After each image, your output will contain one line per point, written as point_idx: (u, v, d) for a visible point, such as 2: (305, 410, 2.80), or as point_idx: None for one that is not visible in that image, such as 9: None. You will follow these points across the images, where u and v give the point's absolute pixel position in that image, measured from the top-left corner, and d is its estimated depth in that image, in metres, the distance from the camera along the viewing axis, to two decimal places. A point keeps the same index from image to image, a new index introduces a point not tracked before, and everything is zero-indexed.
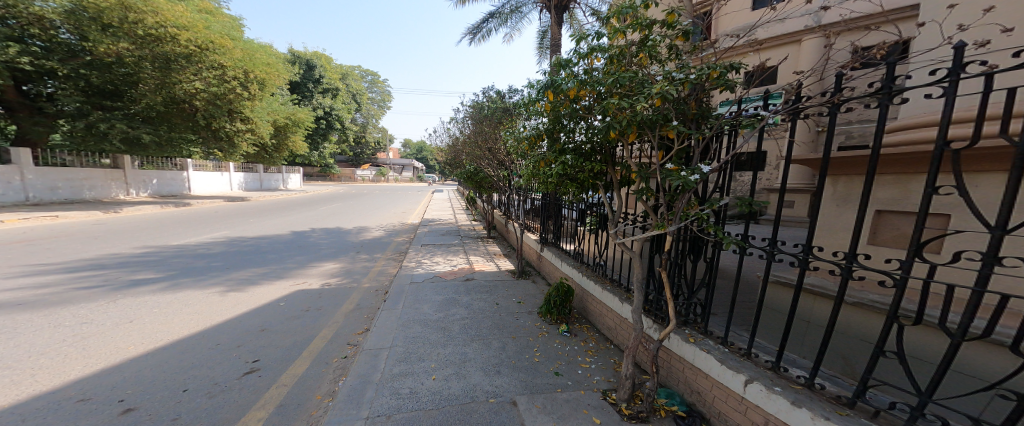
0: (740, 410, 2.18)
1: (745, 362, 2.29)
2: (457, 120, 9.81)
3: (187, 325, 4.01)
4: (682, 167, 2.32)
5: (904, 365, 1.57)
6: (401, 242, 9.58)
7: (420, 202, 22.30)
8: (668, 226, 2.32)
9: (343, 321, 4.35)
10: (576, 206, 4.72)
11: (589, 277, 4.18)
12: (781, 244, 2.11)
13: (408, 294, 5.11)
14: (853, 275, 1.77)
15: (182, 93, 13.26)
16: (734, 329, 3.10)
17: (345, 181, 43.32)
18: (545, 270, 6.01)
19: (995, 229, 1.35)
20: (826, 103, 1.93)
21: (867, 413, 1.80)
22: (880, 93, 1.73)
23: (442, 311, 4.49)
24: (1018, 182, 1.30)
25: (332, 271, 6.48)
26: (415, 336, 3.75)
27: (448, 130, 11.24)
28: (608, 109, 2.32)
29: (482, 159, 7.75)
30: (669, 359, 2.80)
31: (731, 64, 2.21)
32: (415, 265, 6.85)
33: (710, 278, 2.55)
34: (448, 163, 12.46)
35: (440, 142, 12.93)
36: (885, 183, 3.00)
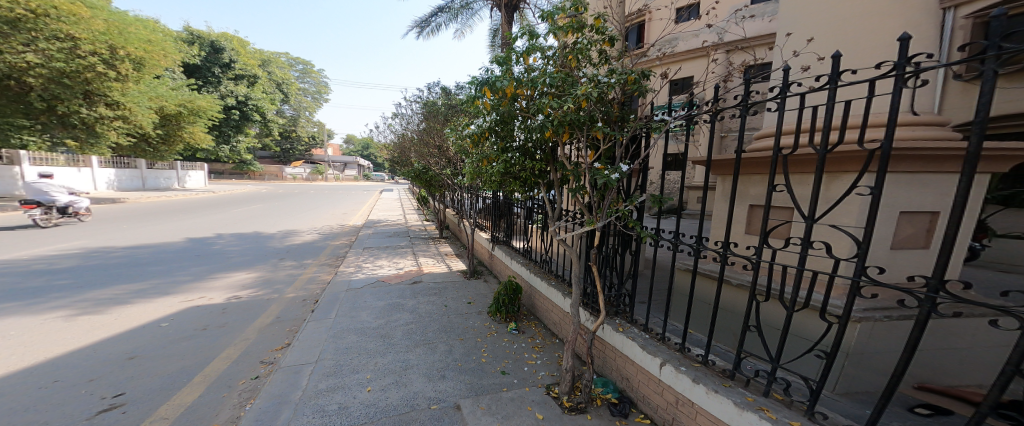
0: (659, 392, 2.37)
1: (661, 346, 2.48)
2: (400, 116, 9.37)
3: (8, 362, 3.29)
4: (608, 166, 2.45)
5: (763, 337, 1.87)
6: (339, 246, 8.95)
7: (365, 203, 21.06)
8: (598, 222, 2.48)
9: (256, 338, 3.95)
10: (522, 204, 4.78)
11: (537, 274, 4.27)
12: (684, 236, 2.36)
13: (344, 302, 4.78)
14: (728, 262, 2.12)
15: (6, 66, 11.42)
16: (656, 314, 3.36)
17: (267, 180, 39.25)
18: (496, 269, 6.02)
19: (806, 219, 1.76)
20: (709, 112, 2.22)
21: (743, 383, 2.08)
22: (740, 106, 2.11)
23: (383, 317, 4.27)
24: (819, 182, 1.69)
25: (244, 282, 5.82)
26: (349, 346, 3.53)
27: (391, 126, 10.70)
28: (543, 108, 2.37)
29: (429, 157, 7.50)
30: (604, 350, 2.96)
31: (643, 71, 2.41)
32: (354, 270, 6.44)
33: (636, 269, 2.71)
34: (395, 161, 11.91)
35: (383, 139, 12.29)
36: (753, 181, 3.16)
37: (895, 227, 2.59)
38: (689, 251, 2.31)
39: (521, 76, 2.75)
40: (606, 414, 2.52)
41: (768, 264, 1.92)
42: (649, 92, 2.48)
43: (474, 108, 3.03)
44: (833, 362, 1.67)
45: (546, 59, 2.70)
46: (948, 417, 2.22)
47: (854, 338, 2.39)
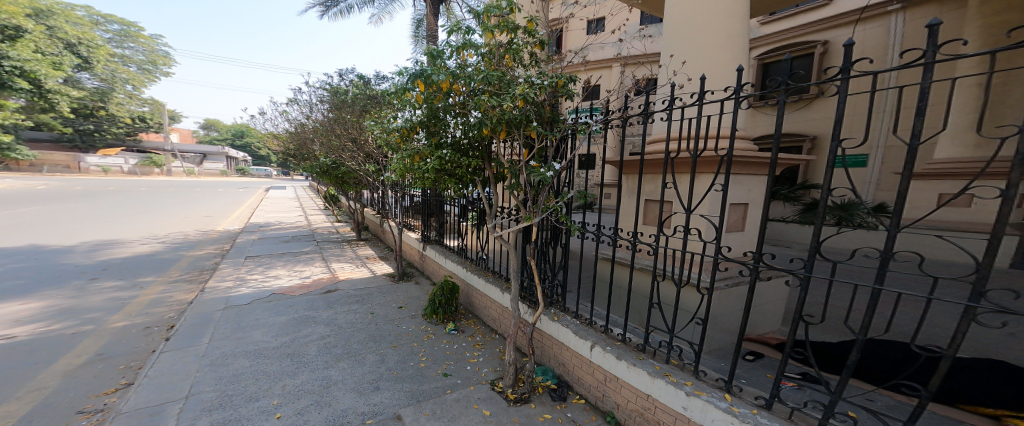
0: (589, 372, 2.58)
1: (589, 330, 2.71)
2: (300, 104, 8.23)
3: None
4: (542, 164, 2.63)
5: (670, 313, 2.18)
6: (204, 257, 7.44)
7: (250, 203, 17.92)
8: (535, 217, 2.59)
9: (65, 384, 3.05)
10: (455, 201, 4.68)
11: (473, 272, 4.25)
12: (605, 229, 2.60)
13: (228, 322, 4.04)
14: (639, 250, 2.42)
15: None
16: (584, 302, 3.64)
17: (66, 174, 29.62)
18: (429, 270, 5.80)
19: (688, 212, 2.19)
20: (621, 118, 2.49)
21: (655, 354, 2.39)
22: (642, 115, 2.43)
23: (286, 334, 3.74)
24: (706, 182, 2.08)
25: (21, 316, 4.36)
26: (238, 373, 3.01)
27: (286, 115, 9.32)
28: (481, 106, 2.39)
29: (342, 151, 6.77)
30: (542, 340, 3.09)
31: (571, 76, 2.60)
32: (233, 284, 5.45)
33: (566, 260, 2.89)
34: (290, 154, 10.42)
35: (276, 127, 10.62)
36: (650, 179, 3.47)
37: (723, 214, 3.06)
38: (609, 242, 2.57)
39: (455, 70, 2.72)
40: (548, 400, 2.66)
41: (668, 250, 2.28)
42: (574, 96, 2.68)
43: (404, 102, 2.90)
44: (713, 327, 2.05)
45: (480, 57, 2.71)
46: (763, 359, 2.87)
47: (726, 307, 2.94)
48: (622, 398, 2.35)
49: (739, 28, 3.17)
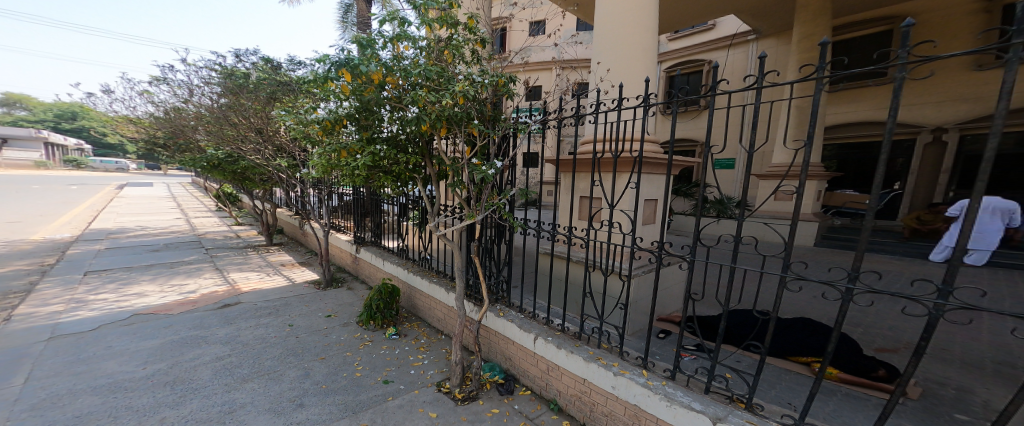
0: (533, 364, 2.67)
1: (532, 322, 2.80)
2: (169, 84, 6.83)
3: None
4: (484, 162, 2.68)
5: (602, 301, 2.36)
6: (23, 275, 5.76)
7: (116, 205, 14.63)
8: (477, 215, 2.62)
9: None
10: (394, 199, 4.39)
11: (416, 273, 4.10)
12: (546, 226, 2.71)
13: (72, 354, 3.25)
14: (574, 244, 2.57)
15: None
16: (530, 296, 3.75)
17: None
18: (363, 274, 5.42)
19: (612, 208, 2.40)
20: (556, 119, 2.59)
21: (590, 340, 2.54)
22: (574, 117, 2.56)
23: (162, 360, 3.16)
24: (634, 184, 2.32)
25: None
26: (87, 413, 2.46)
27: (149, 95, 7.52)
28: (420, 100, 2.33)
29: (240, 143, 5.92)
30: (488, 336, 3.11)
31: (512, 77, 2.64)
32: (68, 309, 4.33)
33: (510, 257, 2.95)
34: (167, 146, 8.68)
35: (131, 112, 8.28)
36: (583, 176, 3.61)
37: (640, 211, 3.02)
38: (549, 237, 2.70)
39: (389, 63, 2.60)
40: (496, 395, 2.68)
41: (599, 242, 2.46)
42: (515, 96, 2.76)
43: (323, 91, 2.67)
44: (635, 312, 2.25)
45: (417, 50, 2.63)
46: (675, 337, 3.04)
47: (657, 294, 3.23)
48: (562, 385, 2.47)
49: (652, 38, 3.35)
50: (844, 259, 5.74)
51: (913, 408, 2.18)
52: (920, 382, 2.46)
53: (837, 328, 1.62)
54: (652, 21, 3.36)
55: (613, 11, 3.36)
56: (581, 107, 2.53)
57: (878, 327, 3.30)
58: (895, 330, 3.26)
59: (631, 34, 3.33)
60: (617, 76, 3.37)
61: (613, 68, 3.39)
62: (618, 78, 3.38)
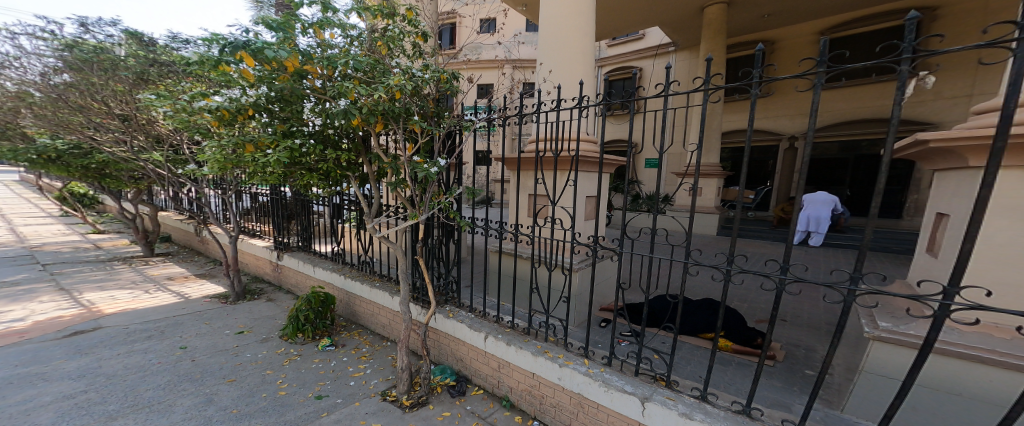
0: (485, 362, 2.65)
1: (483, 321, 2.78)
2: None
3: None
4: (427, 160, 2.57)
5: (549, 297, 2.42)
6: None
7: None
8: (421, 214, 2.53)
9: None
10: (324, 199, 3.99)
11: (355, 278, 3.80)
12: (493, 224, 2.72)
13: None
14: (520, 241, 2.62)
15: None
16: (480, 294, 3.73)
17: None
18: (288, 284, 4.83)
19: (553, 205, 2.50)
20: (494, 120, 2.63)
21: (539, 334, 2.59)
22: (515, 116, 2.61)
23: None
24: (575, 184, 2.46)
25: None
26: None
27: None
28: (347, 89, 2.16)
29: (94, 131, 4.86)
30: (437, 339, 3.01)
31: (454, 74, 2.64)
32: None
33: (460, 256, 2.91)
34: None
35: None
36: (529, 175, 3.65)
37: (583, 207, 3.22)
38: (496, 234, 2.71)
39: (311, 49, 2.42)
40: (447, 398, 2.61)
41: (541, 237, 2.52)
42: (458, 92, 2.76)
43: (221, 76, 2.33)
44: (575, 304, 2.36)
45: (345, 39, 2.52)
46: (617, 324, 3.22)
47: (602, 286, 3.41)
48: (513, 380, 2.49)
49: (590, 44, 3.51)
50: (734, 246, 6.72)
51: (779, 369, 2.64)
52: (784, 347, 2.96)
53: (723, 305, 1.92)
54: (590, 25, 3.50)
55: (556, 14, 3.45)
56: (523, 106, 2.58)
57: (760, 302, 3.94)
58: (769, 304, 3.92)
59: (571, 37, 3.45)
60: (563, 77, 3.47)
61: (556, 70, 3.48)
62: (561, 79, 3.48)
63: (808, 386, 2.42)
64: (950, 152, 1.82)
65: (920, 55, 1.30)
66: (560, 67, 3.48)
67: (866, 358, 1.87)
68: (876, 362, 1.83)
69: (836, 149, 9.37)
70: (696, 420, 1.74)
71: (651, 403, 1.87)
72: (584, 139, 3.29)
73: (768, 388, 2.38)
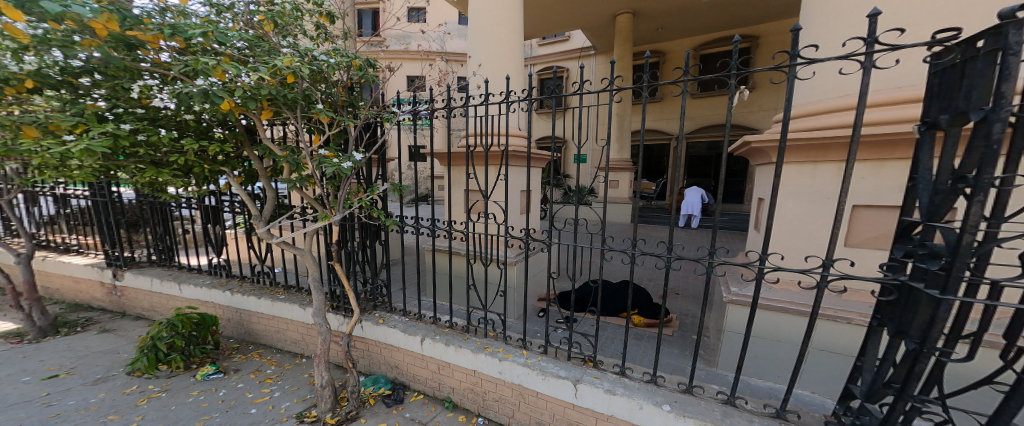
0: (424, 366, 2.53)
1: (418, 323, 2.65)
2: None
3: None
4: (338, 154, 2.31)
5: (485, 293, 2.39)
6: None
7: None
8: (334, 215, 2.28)
9: None
10: (190, 200, 3.40)
11: (246, 292, 3.29)
12: (423, 220, 2.61)
13: None
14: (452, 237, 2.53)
15: None
16: (413, 296, 3.58)
17: None
18: (138, 306, 3.93)
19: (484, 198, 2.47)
20: (415, 113, 2.51)
21: (480, 331, 2.55)
22: (444, 108, 2.51)
23: None
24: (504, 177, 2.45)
25: None
26: None
27: None
28: (205, 66, 1.82)
29: None
30: (367, 347, 2.77)
31: (369, 61, 2.51)
32: None
33: (387, 259, 2.74)
34: None
35: None
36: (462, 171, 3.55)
37: (517, 200, 3.26)
38: (428, 232, 2.60)
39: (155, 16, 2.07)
40: (382, 408, 2.42)
41: (472, 233, 2.46)
42: (375, 81, 2.62)
43: None
44: (510, 297, 2.38)
45: (207, 6, 2.20)
46: (551, 312, 3.34)
47: (538, 277, 3.51)
48: (455, 381, 2.42)
49: (521, 40, 3.54)
50: (635, 231, 7.56)
51: (675, 337, 3.02)
52: (679, 317, 3.41)
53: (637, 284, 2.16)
54: (519, 20, 3.52)
55: (488, 7, 3.41)
56: (453, 99, 2.48)
57: (660, 280, 4.49)
58: (665, 280, 4.50)
59: (502, 32, 3.44)
60: (495, 71, 3.47)
61: (487, 64, 3.47)
62: (493, 74, 3.47)
63: (691, 349, 2.83)
64: (761, 150, 2.42)
65: (742, 72, 1.78)
66: (491, 61, 3.46)
67: (734, 320, 2.32)
68: (736, 323, 2.31)
69: (704, 147, 11.14)
70: (618, 394, 1.90)
71: (582, 384, 1.99)
72: (512, 134, 3.34)
73: (669, 356, 2.72)
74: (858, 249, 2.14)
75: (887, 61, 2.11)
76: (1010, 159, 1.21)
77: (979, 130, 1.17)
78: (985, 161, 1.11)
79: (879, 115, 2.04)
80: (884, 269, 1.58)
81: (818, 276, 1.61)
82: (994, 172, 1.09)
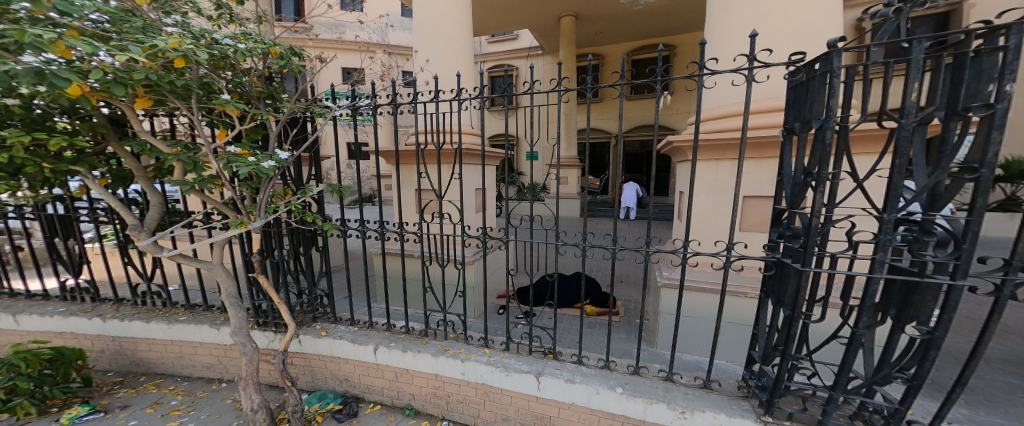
0: (378, 376, 2.40)
1: (369, 332, 2.50)
2: None
3: None
4: (254, 152, 2.05)
5: (443, 295, 2.32)
6: None
7: None
8: (252, 222, 2.03)
9: None
10: (27, 209, 2.83)
11: (119, 317, 2.83)
12: (369, 222, 2.46)
13: None
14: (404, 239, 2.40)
15: None
16: (359, 304, 3.38)
17: None
18: None
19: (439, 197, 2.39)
20: (350, 108, 2.33)
21: (440, 334, 2.48)
22: (389, 104, 2.38)
23: None
24: (457, 178, 2.39)
25: None
26: None
27: None
28: (36, 40, 1.46)
29: None
30: (308, 362, 2.54)
31: (292, 48, 2.26)
32: None
33: (326, 266, 2.55)
34: None
35: None
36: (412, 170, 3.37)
37: (471, 199, 3.21)
38: (375, 235, 2.45)
39: None
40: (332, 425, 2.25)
41: (427, 234, 2.36)
42: (302, 71, 2.39)
43: None
44: (467, 297, 2.33)
45: None
46: (511, 309, 3.35)
47: (495, 274, 3.50)
48: (415, 387, 2.34)
49: (470, 37, 3.48)
50: (583, 225, 7.95)
51: (622, 322, 3.25)
52: (625, 304, 3.65)
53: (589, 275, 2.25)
54: (468, 16, 3.46)
55: (434, 1, 3.30)
56: (396, 96, 2.36)
57: (608, 270, 4.76)
58: (612, 269, 4.79)
59: (450, 28, 3.36)
60: (444, 67, 3.38)
61: (434, 60, 3.37)
62: (442, 70, 3.38)
63: (634, 331, 3.07)
64: (679, 149, 2.71)
65: (666, 79, 1.99)
66: (439, 57, 3.37)
67: (670, 302, 2.57)
68: (671, 305, 2.57)
69: (638, 146, 12.04)
70: (578, 382, 1.98)
71: (544, 377, 2.04)
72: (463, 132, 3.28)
73: (618, 340, 2.91)
74: (750, 232, 2.50)
75: (761, 77, 2.48)
76: (839, 159, 1.54)
77: (818, 136, 1.59)
78: (823, 160, 1.51)
79: (771, 118, 2.38)
80: (763, 250, 1.90)
81: (727, 258, 1.87)
82: (829, 168, 1.49)
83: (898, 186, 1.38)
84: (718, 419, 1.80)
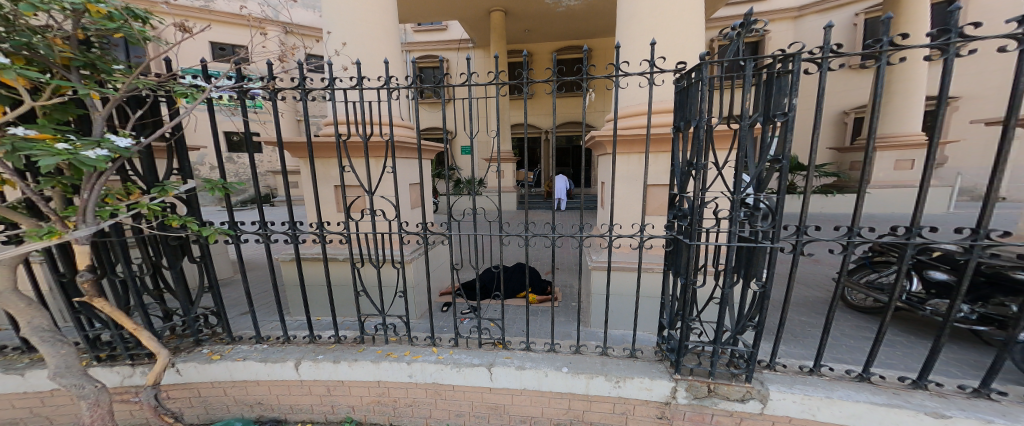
0: (303, 393, 2.18)
1: (287, 348, 2.24)
2: None
3: None
4: (62, 138, 1.59)
5: (377, 297, 2.18)
6: None
7: None
8: (70, 231, 1.63)
9: None
10: None
11: None
12: (271, 224, 2.19)
13: None
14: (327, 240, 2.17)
15: None
16: (265, 320, 3.03)
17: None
18: None
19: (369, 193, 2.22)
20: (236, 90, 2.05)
21: (380, 340, 2.33)
22: (298, 89, 2.12)
23: None
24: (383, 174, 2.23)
25: None
26: None
27: None
28: None
29: None
30: (202, 391, 2.19)
31: (131, 10, 1.77)
32: None
33: (209, 281, 2.23)
34: None
35: None
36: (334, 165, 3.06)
37: (407, 193, 3.06)
38: (284, 238, 2.18)
39: None
40: None
41: (357, 234, 2.17)
42: (150, 42, 1.92)
43: None
44: (403, 296, 2.21)
45: None
46: (457, 304, 3.29)
47: (438, 271, 3.41)
48: (354, 398, 2.18)
49: (395, 23, 3.29)
50: (519, 216, 8.17)
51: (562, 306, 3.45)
52: (564, 289, 3.88)
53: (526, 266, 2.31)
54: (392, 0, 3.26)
55: None
56: (304, 80, 2.11)
57: (546, 258, 5.00)
58: (549, 257, 5.04)
59: (372, 11, 3.12)
60: (369, 54, 3.13)
61: (352, 44, 3.09)
62: (365, 57, 3.13)
63: (571, 314, 3.29)
64: (601, 143, 2.94)
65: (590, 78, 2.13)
66: (361, 42, 3.11)
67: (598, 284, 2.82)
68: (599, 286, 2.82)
69: (564, 140, 12.76)
70: (528, 368, 2.06)
71: (496, 366, 2.07)
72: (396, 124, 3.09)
73: (561, 323, 3.09)
74: (658, 215, 2.86)
75: (658, 81, 2.83)
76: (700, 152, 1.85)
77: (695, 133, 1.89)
78: (699, 153, 1.83)
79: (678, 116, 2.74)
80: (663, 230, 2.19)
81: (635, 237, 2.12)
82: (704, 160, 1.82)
83: (740, 174, 1.72)
84: (645, 383, 2.03)
